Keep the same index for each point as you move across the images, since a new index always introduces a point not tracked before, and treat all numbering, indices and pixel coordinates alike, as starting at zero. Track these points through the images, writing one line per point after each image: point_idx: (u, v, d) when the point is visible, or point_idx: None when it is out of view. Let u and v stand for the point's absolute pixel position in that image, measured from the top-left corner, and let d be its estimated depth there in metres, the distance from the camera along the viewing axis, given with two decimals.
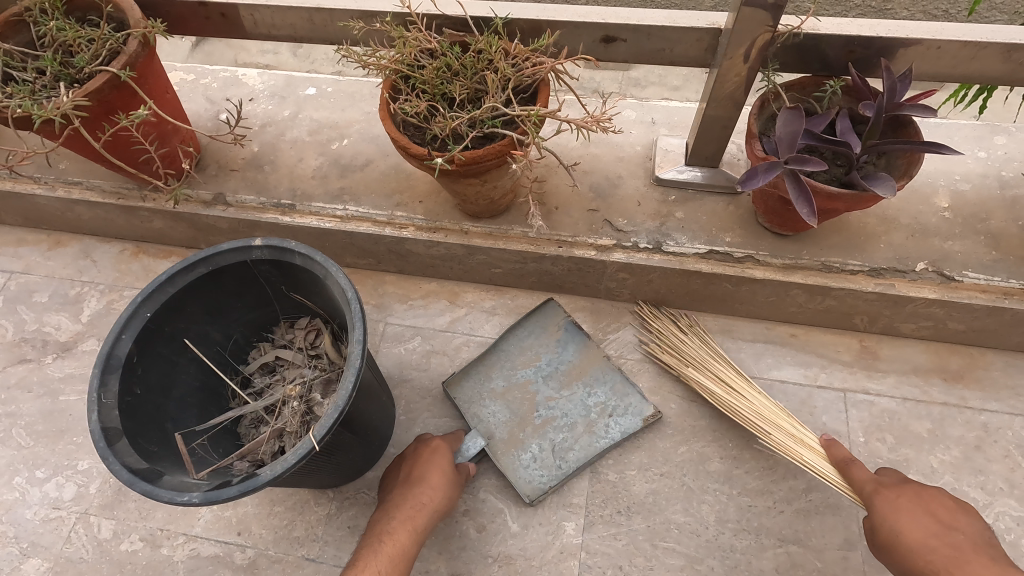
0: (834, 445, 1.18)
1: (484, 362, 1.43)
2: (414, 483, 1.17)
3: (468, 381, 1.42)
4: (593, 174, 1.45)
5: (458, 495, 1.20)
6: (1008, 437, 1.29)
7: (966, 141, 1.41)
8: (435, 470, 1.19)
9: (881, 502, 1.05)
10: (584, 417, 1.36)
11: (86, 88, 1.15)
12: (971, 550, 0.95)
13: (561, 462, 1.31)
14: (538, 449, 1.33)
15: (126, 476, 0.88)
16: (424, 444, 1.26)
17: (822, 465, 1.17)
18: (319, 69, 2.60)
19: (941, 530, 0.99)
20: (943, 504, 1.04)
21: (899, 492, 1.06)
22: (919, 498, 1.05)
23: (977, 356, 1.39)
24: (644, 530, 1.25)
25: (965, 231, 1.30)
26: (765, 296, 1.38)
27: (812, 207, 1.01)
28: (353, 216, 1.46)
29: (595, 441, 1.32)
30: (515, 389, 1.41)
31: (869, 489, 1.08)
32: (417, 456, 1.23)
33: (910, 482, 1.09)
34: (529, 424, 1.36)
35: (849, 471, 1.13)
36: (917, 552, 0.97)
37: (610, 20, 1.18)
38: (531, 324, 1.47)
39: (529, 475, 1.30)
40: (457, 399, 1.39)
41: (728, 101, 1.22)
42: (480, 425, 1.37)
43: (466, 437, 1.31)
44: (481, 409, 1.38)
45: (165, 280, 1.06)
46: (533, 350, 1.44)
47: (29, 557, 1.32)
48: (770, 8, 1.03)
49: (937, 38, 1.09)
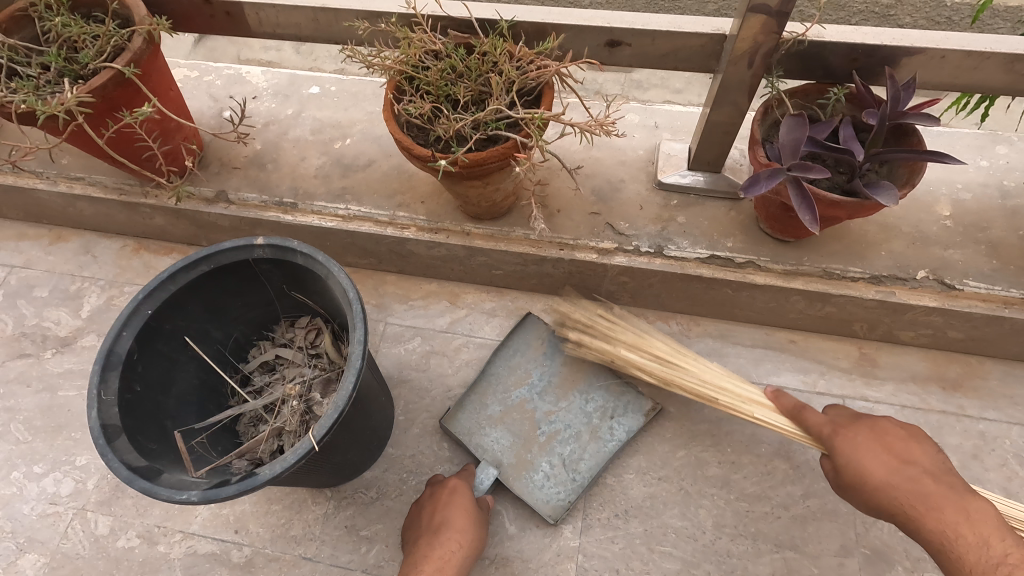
0: (781, 395, 1.19)
1: (476, 391, 1.40)
2: (439, 529, 1.12)
3: (465, 415, 1.38)
4: (595, 178, 1.45)
5: (485, 536, 1.15)
6: (1005, 446, 1.29)
7: (968, 150, 1.42)
8: (458, 511, 1.15)
9: (841, 443, 1.05)
10: (587, 425, 1.35)
11: (90, 84, 1.15)
12: (929, 482, 0.95)
13: (575, 474, 1.30)
14: (550, 467, 1.31)
15: (125, 474, 0.88)
16: (442, 487, 1.22)
17: (776, 419, 1.18)
18: (321, 67, 2.61)
19: (897, 463, 0.99)
20: (895, 433, 1.04)
21: (855, 430, 1.06)
22: (874, 431, 1.05)
23: (975, 365, 1.39)
24: (641, 534, 1.25)
25: (966, 240, 1.30)
26: (765, 301, 1.38)
27: (814, 214, 1.01)
28: (355, 216, 1.46)
29: (602, 446, 1.32)
30: (513, 411, 1.39)
31: (827, 432, 1.09)
32: (436, 500, 1.19)
33: (865, 417, 1.10)
34: (535, 444, 1.35)
35: (803, 417, 1.14)
36: (883, 491, 0.98)
37: (615, 25, 1.18)
38: (516, 343, 1.45)
39: (546, 494, 1.28)
40: (457, 434, 1.35)
41: (731, 107, 1.22)
42: (488, 453, 1.34)
43: (477, 471, 1.29)
44: (485, 436, 1.35)
45: (166, 278, 1.06)
46: (524, 369, 1.43)
47: (25, 552, 1.32)
48: (775, 14, 1.03)
49: (941, 47, 1.09)
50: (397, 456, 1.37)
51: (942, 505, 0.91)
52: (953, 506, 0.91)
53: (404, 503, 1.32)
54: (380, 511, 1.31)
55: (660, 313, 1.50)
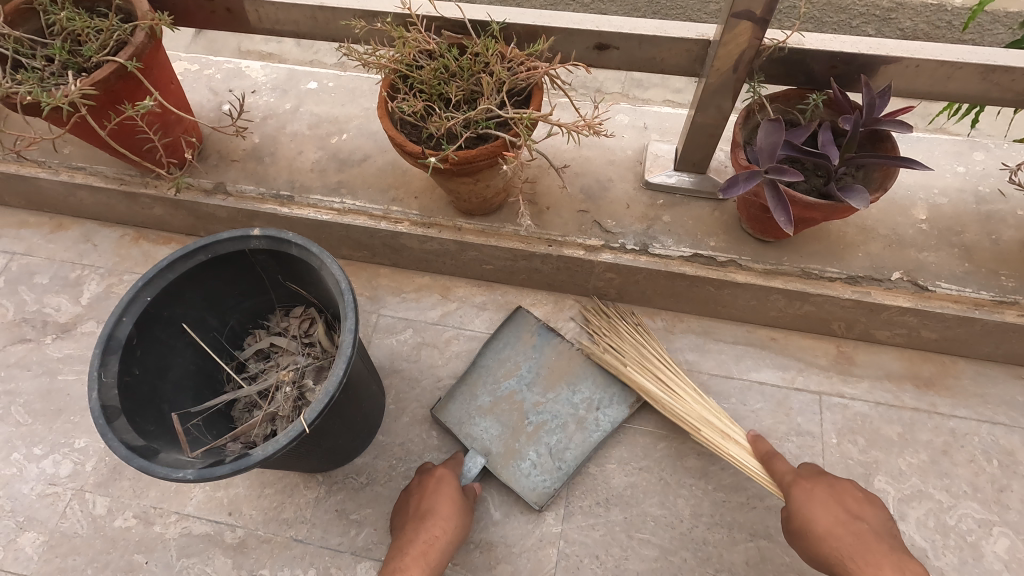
0: (759, 440, 1.24)
1: (466, 381, 1.44)
2: (425, 516, 1.16)
3: (455, 404, 1.42)
4: (585, 177, 1.49)
5: (470, 521, 1.20)
6: (974, 442, 1.34)
7: (946, 155, 1.46)
8: (443, 499, 1.19)
9: (797, 493, 1.12)
10: (573, 415, 1.40)
11: (93, 77, 1.19)
12: (872, 539, 1.04)
13: (560, 463, 1.34)
14: (536, 456, 1.36)
15: (124, 452, 0.92)
16: (430, 474, 1.26)
17: (749, 461, 1.23)
18: (322, 61, 2.64)
19: (847, 519, 1.07)
20: (852, 493, 1.13)
21: (813, 483, 1.13)
22: (831, 488, 1.13)
23: (948, 364, 1.44)
24: (621, 522, 1.29)
25: (940, 243, 1.35)
26: (746, 299, 1.43)
27: (789, 215, 1.05)
28: (350, 209, 1.50)
29: (588, 436, 1.37)
30: (502, 402, 1.43)
31: (787, 480, 1.15)
32: (424, 487, 1.23)
33: (824, 474, 1.17)
34: (523, 433, 1.39)
35: (772, 464, 1.20)
36: (826, 541, 1.06)
37: (604, 28, 1.22)
38: (506, 336, 1.49)
39: (533, 482, 1.32)
40: (447, 423, 1.39)
41: (715, 110, 1.26)
42: (477, 441, 1.38)
43: (465, 459, 1.33)
44: (475, 424, 1.40)
45: (165, 266, 1.10)
46: (513, 361, 1.47)
47: (24, 530, 1.37)
48: (756, 21, 1.07)
49: (916, 57, 1.13)
50: (387, 443, 1.41)
51: (881, 562, 1.00)
52: (891, 565, 0.99)
53: (393, 488, 1.36)
54: (369, 496, 1.35)
55: (646, 309, 1.54)
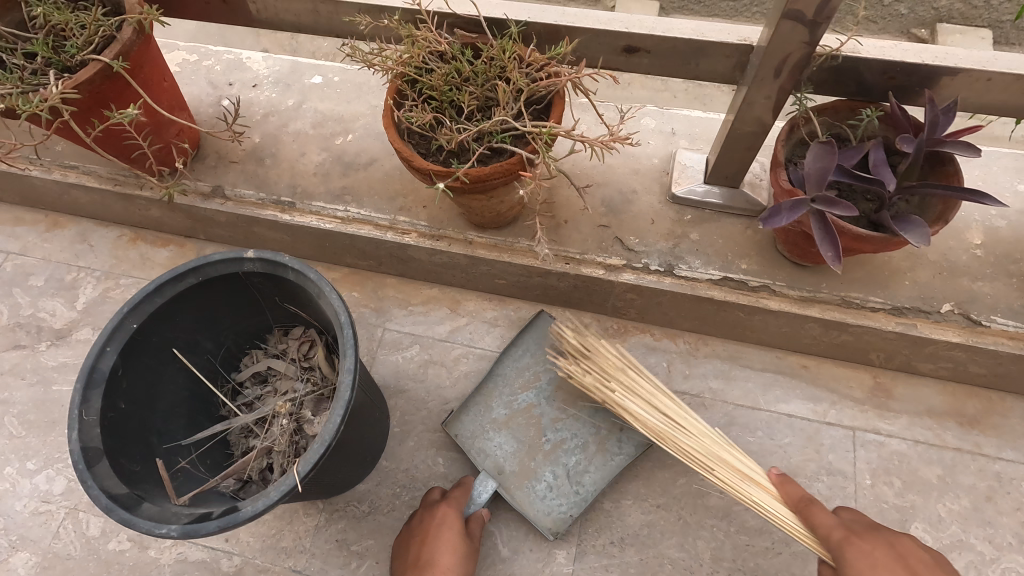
0: (789, 484, 1.10)
1: (482, 392, 1.37)
2: (426, 568, 1.10)
3: (468, 416, 1.36)
4: (607, 188, 1.38)
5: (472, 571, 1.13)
6: (1021, 488, 1.24)
7: (1006, 172, 1.33)
8: (446, 549, 1.12)
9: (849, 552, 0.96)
10: (594, 437, 1.31)
11: (76, 79, 1.09)
12: None
13: (577, 485, 1.27)
14: (552, 477, 1.29)
15: (104, 503, 0.86)
16: (432, 515, 1.18)
17: (778, 508, 1.10)
18: (330, 45, 2.51)
19: None
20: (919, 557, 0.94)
21: (871, 543, 0.96)
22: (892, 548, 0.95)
23: (996, 401, 1.33)
24: (636, 563, 1.22)
25: (997, 272, 1.23)
26: (778, 326, 1.32)
27: (837, 250, 0.94)
28: (354, 218, 1.41)
29: (609, 461, 1.28)
30: (518, 416, 1.35)
31: (838, 537, 0.98)
32: (425, 531, 1.16)
33: (879, 531, 1.01)
34: (540, 452, 1.32)
35: (808, 513, 1.05)
36: None
37: (634, 30, 1.10)
38: (525, 342, 1.40)
39: (547, 506, 1.26)
40: (458, 438, 1.33)
41: (754, 123, 1.14)
42: (491, 458, 1.31)
43: (476, 482, 1.26)
44: (489, 440, 1.33)
45: (153, 291, 1.02)
46: (532, 371, 1.39)
47: (18, 549, 1.33)
48: (809, 28, 0.94)
49: (989, 70, 1.00)
50: (391, 469, 1.35)
51: None
52: None
53: (395, 518, 1.30)
54: (371, 525, 1.29)
55: (668, 331, 1.45)
